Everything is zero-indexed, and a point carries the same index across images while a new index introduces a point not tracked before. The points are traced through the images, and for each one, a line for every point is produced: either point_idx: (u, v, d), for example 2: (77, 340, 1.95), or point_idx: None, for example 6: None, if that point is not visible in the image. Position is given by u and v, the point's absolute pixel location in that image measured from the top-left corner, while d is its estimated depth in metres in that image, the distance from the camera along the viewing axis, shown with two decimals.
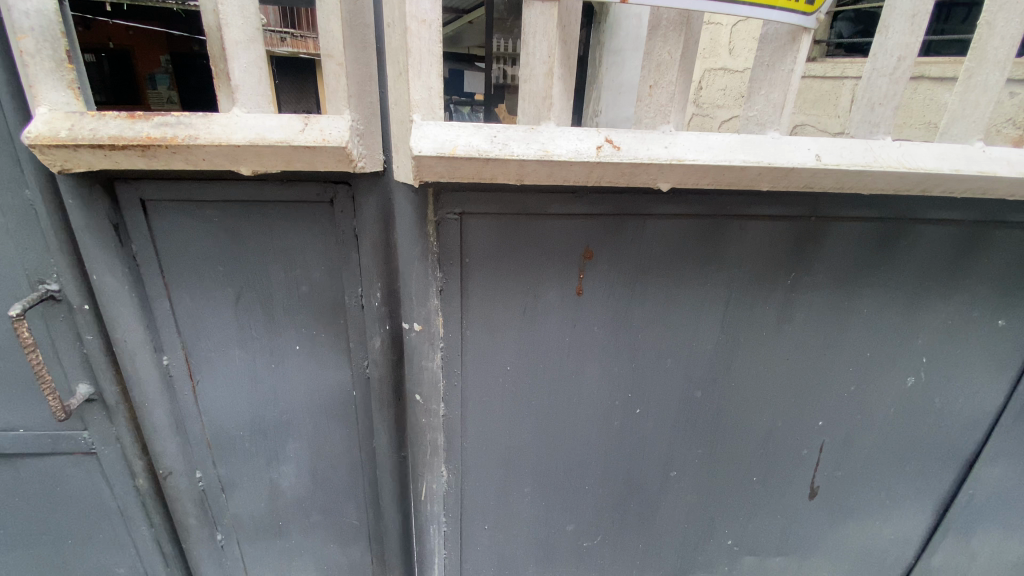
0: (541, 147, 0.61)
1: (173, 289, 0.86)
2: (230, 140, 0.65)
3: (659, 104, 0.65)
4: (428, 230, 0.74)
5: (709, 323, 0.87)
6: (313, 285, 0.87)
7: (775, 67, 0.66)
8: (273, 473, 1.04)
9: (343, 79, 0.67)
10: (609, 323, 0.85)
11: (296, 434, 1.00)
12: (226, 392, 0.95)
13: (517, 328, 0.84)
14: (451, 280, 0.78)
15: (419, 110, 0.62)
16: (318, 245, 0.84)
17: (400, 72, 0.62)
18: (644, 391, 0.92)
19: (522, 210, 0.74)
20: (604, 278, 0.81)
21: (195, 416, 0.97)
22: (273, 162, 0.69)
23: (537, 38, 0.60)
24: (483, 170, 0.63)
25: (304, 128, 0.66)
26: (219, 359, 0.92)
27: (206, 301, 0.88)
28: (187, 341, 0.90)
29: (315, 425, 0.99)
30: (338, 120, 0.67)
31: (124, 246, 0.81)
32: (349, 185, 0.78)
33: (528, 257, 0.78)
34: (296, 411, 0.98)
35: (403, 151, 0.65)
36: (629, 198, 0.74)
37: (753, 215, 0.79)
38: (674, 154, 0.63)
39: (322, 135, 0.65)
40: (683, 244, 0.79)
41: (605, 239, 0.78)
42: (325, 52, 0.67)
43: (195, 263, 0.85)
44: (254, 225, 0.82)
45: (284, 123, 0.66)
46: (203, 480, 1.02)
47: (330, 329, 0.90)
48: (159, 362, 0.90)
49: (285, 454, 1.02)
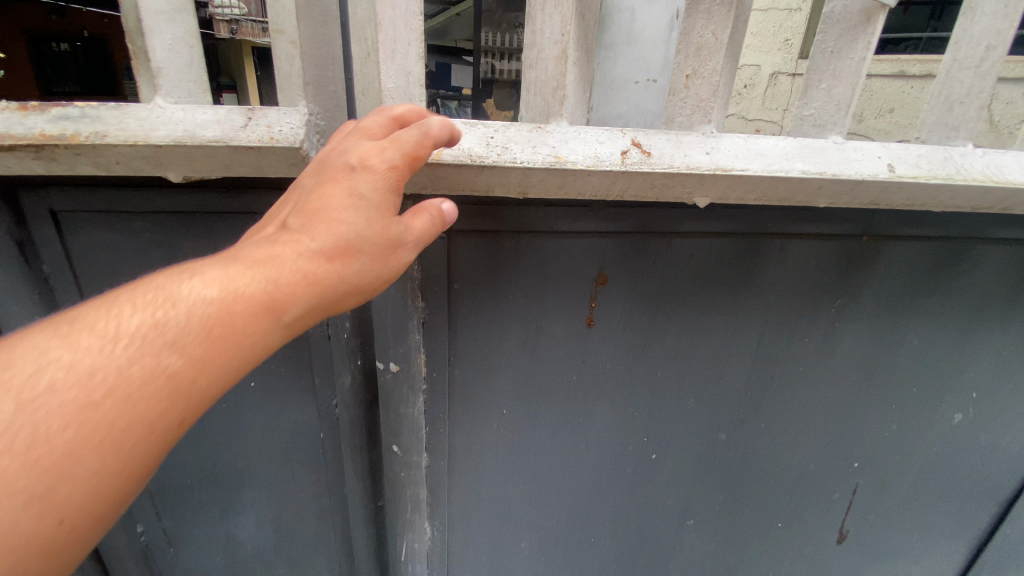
0: (550, 151, 0.48)
1: None
2: (149, 138, 0.49)
3: (698, 99, 0.52)
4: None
5: (740, 357, 0.74)
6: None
7: (841, 55, 0.53)
8: (227, 526, 0.88)
9: (297, 61, 0.52)
10: (625, 359, 0.71)
11: (253, 484, 0.84)
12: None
13: (515, 365, 0.70)
14: (435, 311, 0.64)
15: (394, 102, 0.48)
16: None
17: (370, 54, 0.48)
18: (661, 435, 0.78)
19: (524, 226, 0.60)
20: (619, 308, 0.67)
21: None
22: (209, 166, 0.53)
23: (548, 15, 0.47)
24: (477, 180, 0.49)
25: (246, 124, 0.50)
26: None
27: None
28: None
29: (275, 472, 0.84)
30: (292, 114, 0.52)
31: (34, 267, 0.65)
32: None
33: (528, 282, 0.64)
34: (253, 458, 0.82)
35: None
36: (653, 213, 0.61)
37: (798, 233, 0.66)
38: (717, 162, 0.50)
39: (270, 132, 0.50)
40: (712, 268, 0.66)
41: (622, 262, 0.64)
42: (273, 27, 0.51)
43: None
44: (195, 242, 0.67)
45: (222, 117, 0.50)
46: (146, 535, 0.86)
47: (292, 363, 0.76)
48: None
49: (240, 505, 0.86)
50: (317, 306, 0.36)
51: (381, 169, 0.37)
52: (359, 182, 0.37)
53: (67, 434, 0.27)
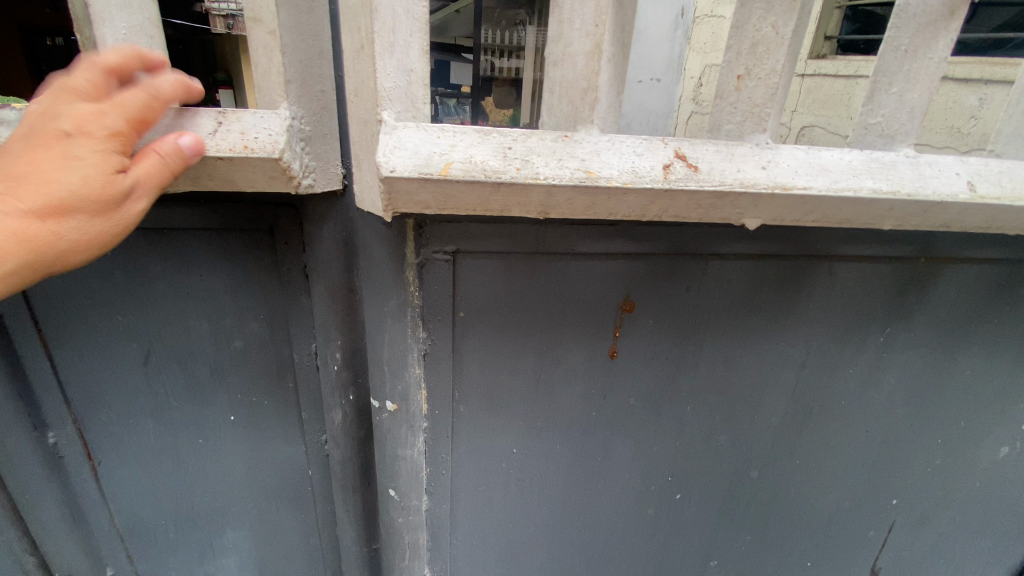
0: (580, 164, 0.40)
1: (54, 345, 0.60)
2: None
3: (752, 105, 0.44)
4: (405, 276, 0.52)
5: (778, 390, 0.66)
6: (250, 339, 0.64)
7: (916, 55, 0.46)
8: (205, 569, 0.78)
9: (276, 53, 0.42)
10: (651, 394, 0.63)
11: (234, 523, 0.75)
12: (144, 477, 0.69)
13: (527, 401, 0.62)
14: (439, 343, 0.56)
15: (389, 104, 0.40)
16: (257, 287, 0.61)
17: (363, 45, 0.39)
18: (687, 474, 0.71)
19: (541, 247, 0.52)
20: (647, 338, 0.59)
21: (98, 507, 0.70)
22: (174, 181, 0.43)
23: (578, 2, 0.39)
24: (490, 200, 0.42)
25: (216, 129, 0.40)
26: (125, 437, 0.67)
27: (103, 359, 0.62)
28: (80, 413, 0.64)
29: (259, 510, 0.75)
30: (271, 117, 0.42)
31: None
32: (295, 208, 0.57)
33: (545, 311, 0.56)
34: (234, 496, 0.73)
35: (368, 165, 0.43)
36: (690, 232, 0.53)
37: (848, 255, 0.58)
38: (776, 179, 0.43)
39: (243, 139, 0.41)
40: (751, 294, 0.59)
41: (651, 288, 0.56)
42: (250, 13, 0.42)
43: (82, 310, 0.59)
44: (162, 260, 0.58)
45: (186, 120, 0.40)
46: None
47: (277, 394, 0.68)
48: (41, 441, 0.64)
49: (220, 547, 0.77)
50: (34, 259, 0.35)
51: (100, 133, 0.34)
52: (72, 147, 0.33)
53: None
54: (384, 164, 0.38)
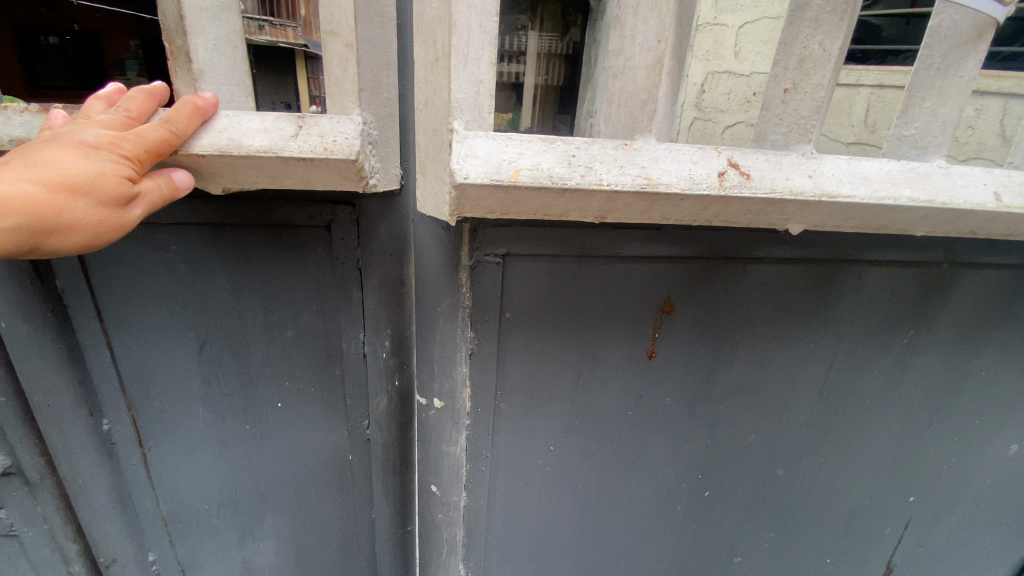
0: (641, 171, 0.42)
1: (115, 334, 0.64)
2: (192, 148, 0.41)
3: (798, 117, 0.46)
4: (459, 277, 0.54)
5: (804, 390, 0.69)
6: (298, 331, 0.65)
7: (948, 73, 0.48)
8: (246, 551, 0.81)
9: (352, 64, 0.46)
10: (686, 394, 0.66)
11: (273, 506, 0.78)
12: (190, 463, 0.73)
13: (567, 400, 0.64)
14: (485, 344, 0.57)
15: (461, 114, 0.42)
16: (309, 280, 0.63)
17: (437, 58, 0.42)
18: (716, 470, 0.73)
19: (590, 251, 0.54)
20: (684, 339, 0.62)
21: (147, 489, 0.74)
22: (252, 178, 0.46)
23: (642, 18, 0.41)
24: (554, 205, 0.43)
25: (296, 132, 0.43)
26: (175, 422, 0.70)
27: (161, 346, 0.65)
28: (134, 399, 0.68)
29: (299, 496, 0.77)
30: (345, 122, 0.45)
31: (46, 283, 0.59)
32: (353, 206, 0.59)
33: (589, 312, 0.58)
34: (273, 486, 0.76)
35: (434, 172, 0.45)
36: (729, 238, 0.56)
37: (878, 260, 0.61)
38: (822, 187, 0.45)
39: (322, 142, 0.43)
40: (783, 296, 0.61)
41: (691, 291, 0.59)
42: (327, 28, 0.45)
43: (144, 300, 0.62)
44: (221, 255, 0.60)
45: (270, 125, 0.43)
46: (156, 563, 0.80)
47: (322, 386, 0.69)
48: (96, 427, 0.67)
49: (261, 530, 0.79)
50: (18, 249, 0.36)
51: (120, 152, 0.38)
52: (90, 158, 0.36)
53: None
54: (459, 172, 0.40)
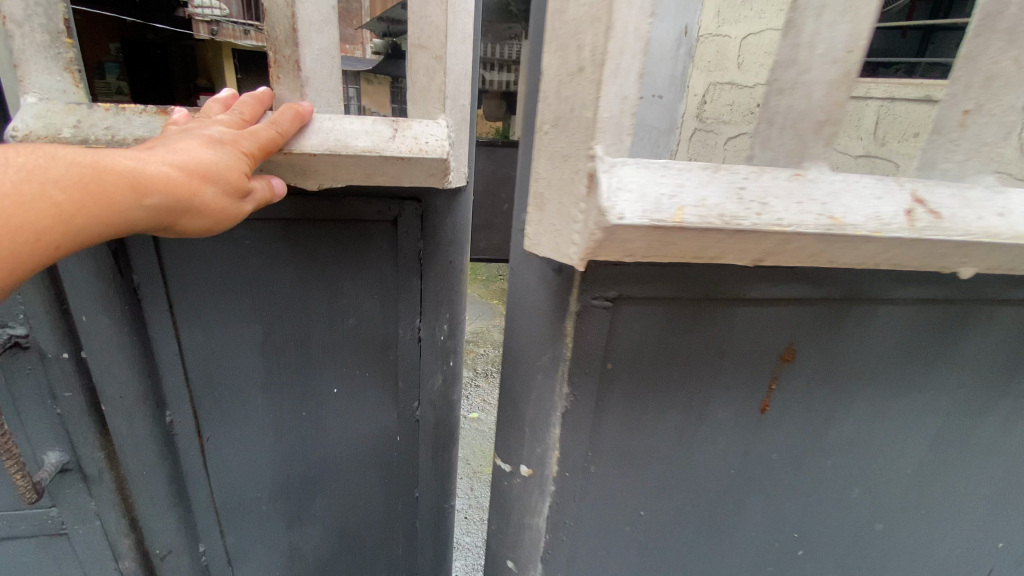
0: (823, 209, 0.35)
1: (182, 328, 0.68)
2: (302, 148, 0.47)
3: (983, 143, 0.39)
4: (563, 325, 0.46)
5: (915, 440, 0.62)
6: (360, 322, 0.73)
7: None
8: (294, 537, 0.88)
9: (439, 76, 0.52)
10: (793, 449, 0.58)
11: (324, 493, 0.85)
12: (245, 451, 0.79)
13: (665, 459, 0.55)
14: (583, 399, 0.48)
15: (604, 137, 0.34)
16: (373, 271, 0.71)
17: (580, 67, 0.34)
18: (815, 527, 0.65)
19: (713, 293, 0.47)
20: (801, 389, 0.54)
21: (202, 482, 0.79)
22: (350, 176, 0.52)
23: (827, 24, 0.34)
24: (712, 249, 0.35)
25: (394, 135, 0.50)
26: (237, 413, 0.76)
27: (227, 339, 0.71)
28: (197, 392, 0.73)
29: (348, 479, 0.85)
30: (434, 127, 0.52)
31: (125, 278, 0.63)
32: (419, 201, 0.67)
33: (702, 362, 0.50)
34: (325, 468, 0.84)
35: (559, 207, 0.36)
36: (865, 277, 0.49)
37: (1013, 297, 0.54)
38: (1016, 228, 0.38)
39: (417, 143, 0.51)
40: (910, 343, 0.55)
41: (814, 335, 0.51)
42: (416, 40, 0.52)
43: (211, 294, 0.68)
44: (292, 249, 0.67)
45: (370, 128, 0.49)
46: (206, 554, 0.85)
47: (377, 370, 0.77)
48: (161, 419, 0.72)
49: (308, 516, 0.87)
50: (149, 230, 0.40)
51: (241, 148, 0.42)
52: (218, 152, 0.40)
53: None
54: (612, 214, 0.31)
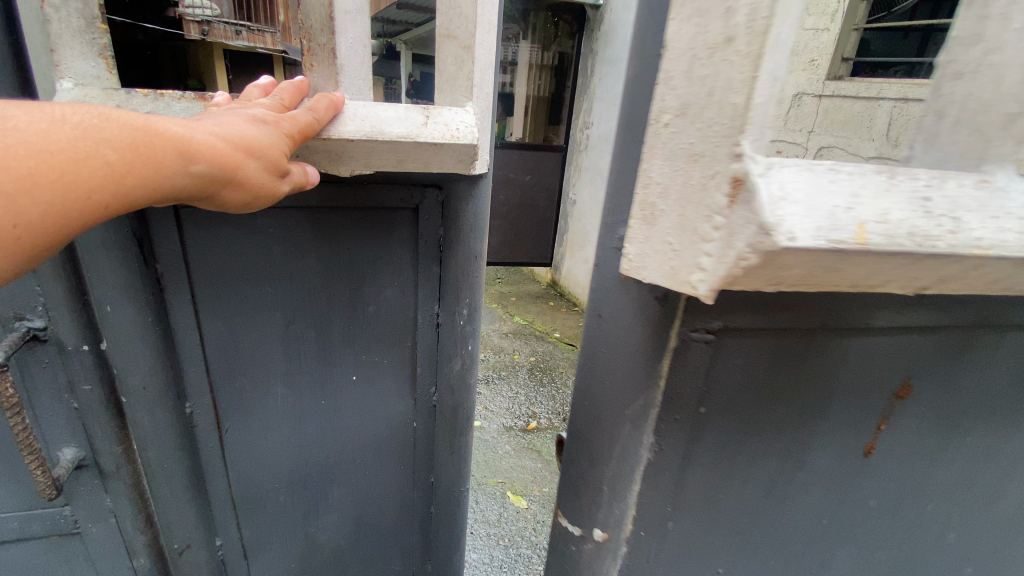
0: (968, 235, 0.42)
1: (201, 321, 1.10)
2: (342, 131, 0.86)
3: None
4: (661, 364, 0.53)
5: (1013, 472, 0.68)
6: (382, 313, 1.21)
7: None
8: (312, 529, 1.43)
9: (458, 61, 1.00)
10: (895, 491, 0.65)
11: (338, 489, 1.40)
12: (263, 455, 1.29)
13: (751, 501, 0.61)
14: (672, 447, 0.56)
15: (762, 151, 0.41)
16: (396, 254, 1.17)
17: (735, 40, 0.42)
18: (914, 566, 0.71)
19: (844, 325, 0.53)
20: (910, 431, 0.61)
21: (220, 472, 1.27)
22: (387, 158, 0.96)
23: None
24: (864, 270, 0.43)
25: (422, 121, 0.93)
26: (262, 398, 1.22)
27: (245, 335, 1.15)
28: (215, 386, 1.17)
29: (361, 464, 1.38)
30: (455, 115, 0.96)
31: (149, 267, 1.00)
32: (428, 166, 0.92)
33: (818, 397, 0.57)
34: (260, 466, 1.30)
35: (683, 214, 0.47)
36: (978, 318, 0.56)
37: None
38: None
39: (445, 128, 0.94)
40: (998, 362, 0.59)
41: (932, 369, 0.58)
42: (446, 36, 1.00)
43: (236, 299, 1.11)
44: (313, 252, 1.11)
45: (407, 117, 0.93)
46: (221, 548, 1.35)
47: (404, 353, 1.28)
48: (180, 407, 1.14)
49: (326, 508, 1.41)
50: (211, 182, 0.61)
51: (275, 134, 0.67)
52: (263, 137, 0.66)
53: (80, 168, 0.53)
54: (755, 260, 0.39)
